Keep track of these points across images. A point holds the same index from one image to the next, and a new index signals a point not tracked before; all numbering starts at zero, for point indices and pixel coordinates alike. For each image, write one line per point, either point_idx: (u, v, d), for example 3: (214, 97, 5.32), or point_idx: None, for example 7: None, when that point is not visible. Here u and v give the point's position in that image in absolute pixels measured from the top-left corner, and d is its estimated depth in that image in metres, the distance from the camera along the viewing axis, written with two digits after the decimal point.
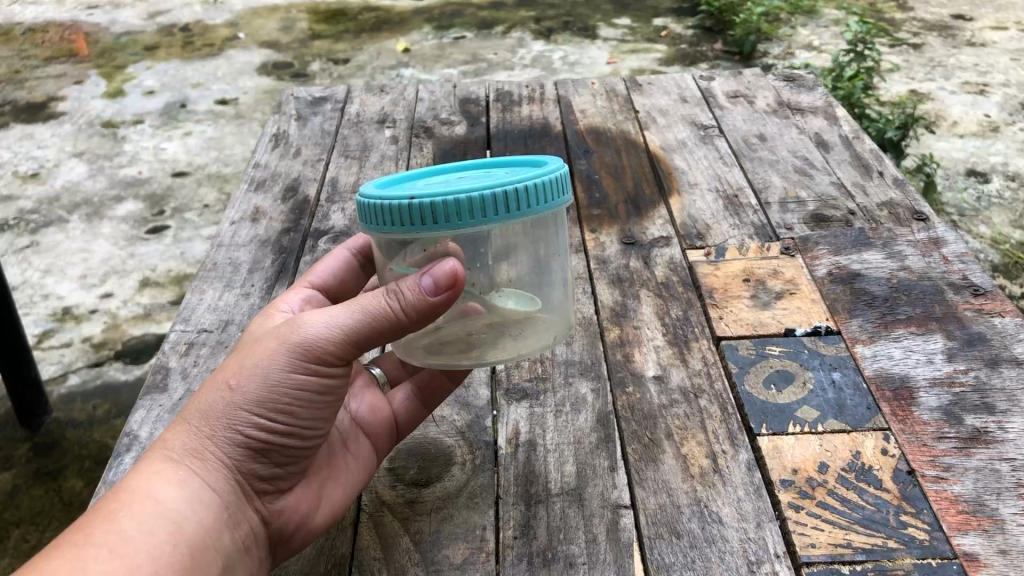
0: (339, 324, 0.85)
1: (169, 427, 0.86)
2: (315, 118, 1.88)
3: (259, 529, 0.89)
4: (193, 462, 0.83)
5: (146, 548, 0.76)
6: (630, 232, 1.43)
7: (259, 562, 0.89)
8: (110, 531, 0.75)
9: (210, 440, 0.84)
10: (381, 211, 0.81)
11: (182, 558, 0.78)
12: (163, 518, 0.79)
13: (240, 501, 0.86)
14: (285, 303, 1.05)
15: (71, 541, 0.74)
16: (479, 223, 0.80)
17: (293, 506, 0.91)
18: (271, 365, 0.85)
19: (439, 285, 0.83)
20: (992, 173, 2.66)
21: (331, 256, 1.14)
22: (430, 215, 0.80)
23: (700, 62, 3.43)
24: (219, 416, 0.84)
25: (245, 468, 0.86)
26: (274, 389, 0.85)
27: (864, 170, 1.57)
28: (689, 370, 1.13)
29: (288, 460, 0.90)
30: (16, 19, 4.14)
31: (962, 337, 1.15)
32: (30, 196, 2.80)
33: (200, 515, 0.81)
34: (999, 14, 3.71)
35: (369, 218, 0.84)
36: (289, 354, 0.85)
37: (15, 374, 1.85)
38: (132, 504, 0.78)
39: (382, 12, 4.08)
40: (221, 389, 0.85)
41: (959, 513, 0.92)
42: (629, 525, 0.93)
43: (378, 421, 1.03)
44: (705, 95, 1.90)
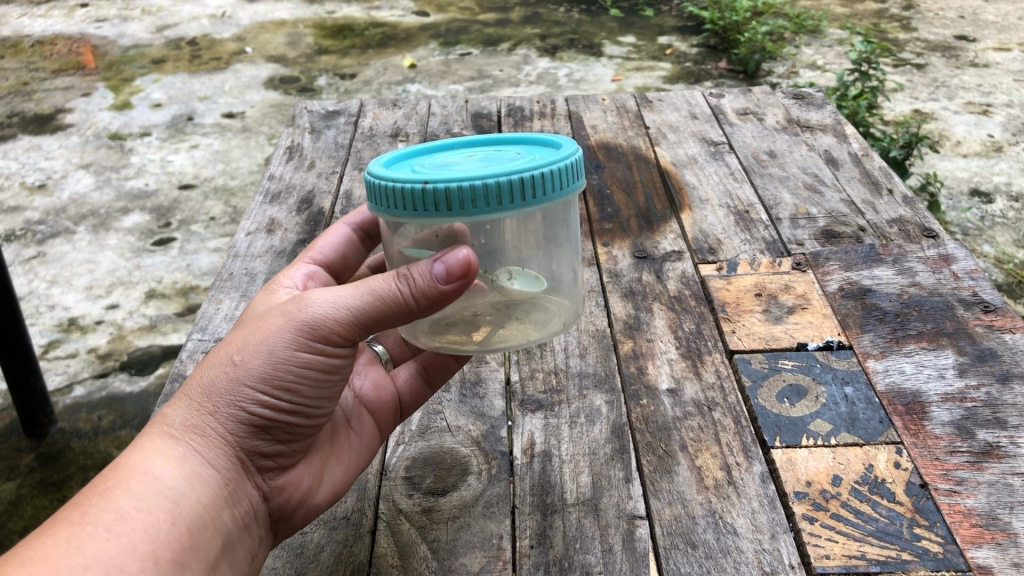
0: (346, 302, 0.85)
1: (169, 402, 0.87)
2: (329, 131, 1.89)
3: (259, 505, 0.90)
4: (193, 438, 0.84)
5: (143, 525, 0.76)
6: (642, 246, 1.44)
7: (257, 539, 0.90)
8: (106, 509, 0.75)
9: (212, 416, 0.85)
10: (395, 195, 0.82)
11: (180, 536, 0.78)
12: (160, 495, 0.79)
13: (240, 478, 0.87)
14: (290, 278, 1.06)
15: (67, 518, 0.74)
16: (492, 210, 0.81)
17: (293, 482, 0.93)
18: (276, 343, 0.86)
19: (449, 271, 0.83)
20: (995, 193, 2.67)
21: (330, 232, 1.15)
22: (444, 201, 0.80)
23: (705, 80, 3.46)
24: (222, 393, 0.85)
25: (245, 445, 0.87)
26: (278, 367, 0.85)
27: (873, 187, 1.58)
28: (702, 383, 1.14)
29: (288, 438, 0.91)
30: (24, 31, 4.16)
31: (973, 352, 1.16)
32: (37, 207, 2.81)
33: (199, 492, 0.82)
34: (1001, 36, 3.74)
35: (382, 202, 0.85)
36: (294, 332, 0.86)
37: (22, 383, 1.86)
38: (129, 481, 0.78)
39: (388, 28, 4.10)
40: (225, 365, 0.86)
41: (973, 526, 0.93)
42: (645, 535, 0.94)
43: (381, 398, 1.07)
44: (716, 111, 1.92)
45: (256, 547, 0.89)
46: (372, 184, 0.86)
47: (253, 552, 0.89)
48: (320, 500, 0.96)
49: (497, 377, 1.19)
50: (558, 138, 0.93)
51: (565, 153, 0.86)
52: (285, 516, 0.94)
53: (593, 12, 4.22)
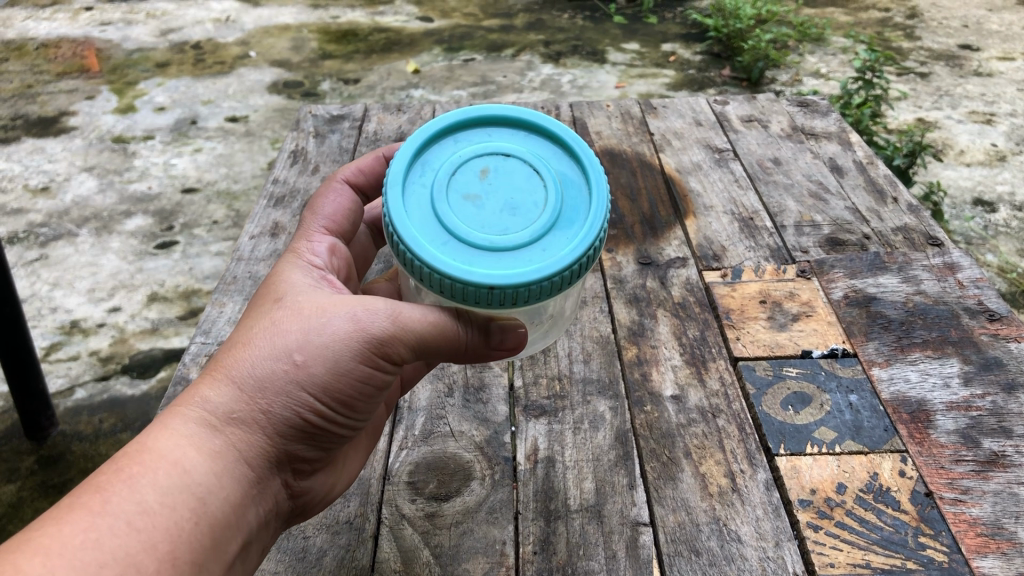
0: (410, 324, 0.85)
1: (210, 380, 0.84)
2: (333, 135, 1.89)
3: (283, 502, 0.90)
4: (231, 433, 0.82)
5: (168, 522, 0.74)
6: (646, 253, 1.44)
7: (273, 532, 0.91)
8: (131, 500, 0.73)
9: (258, 412, 0.83)
10: (445, 288, 0.81)
11: (202, 536, 0.77)
12: (189, 492, 0.77)
13: (272, 475, 0.87)
14: (315, 254, 0.99)
15: (88, 503, 0.71)
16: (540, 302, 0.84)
17: (318, 482, 0.94)
18: (336, 351, 0.84)
19: (507, 341, 0.91)
20: (999, 203, 2.67)
21: (329, 192, 1.08)
22: (499, 299, 0.82)
23: (708, 87, 3.47)
24: (277, 393, 0.83)
25: (282, 445, 0.86)
26: (333, 376, 0.85)
27: (878, 195, 1.58)
28: (706, 390, 1.13)
29: (326, 442, 0.91)
30: (29, 34, 4.17)
31: (978, 361, 1.15)
32: (41, 210, 2.81)
33: (229, 491, 0.81)
34: (1006, 45, 3.74)
35: (419, 274, 0.83)
36: (355, 344, 0.85)
37: (23, 386, 1.85)
38: (162, 470, 0.76)
39: (392, 33, 4.11)
40: (284, 362, 0.84)
41: (978, 535, 0.93)
42: (649, 542, 0.94)
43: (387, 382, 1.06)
44: (720, 118, 1.92)
45: (269, 538, 0.90)
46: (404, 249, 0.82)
47: (265, 545, 0.90)
48: (337, 491, 0.98)
49: (501, 382, 1.18)
50: (573, 138, 0.89)
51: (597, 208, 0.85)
52: (303, 509, 0.95)
53: (597, 19, 4.22)
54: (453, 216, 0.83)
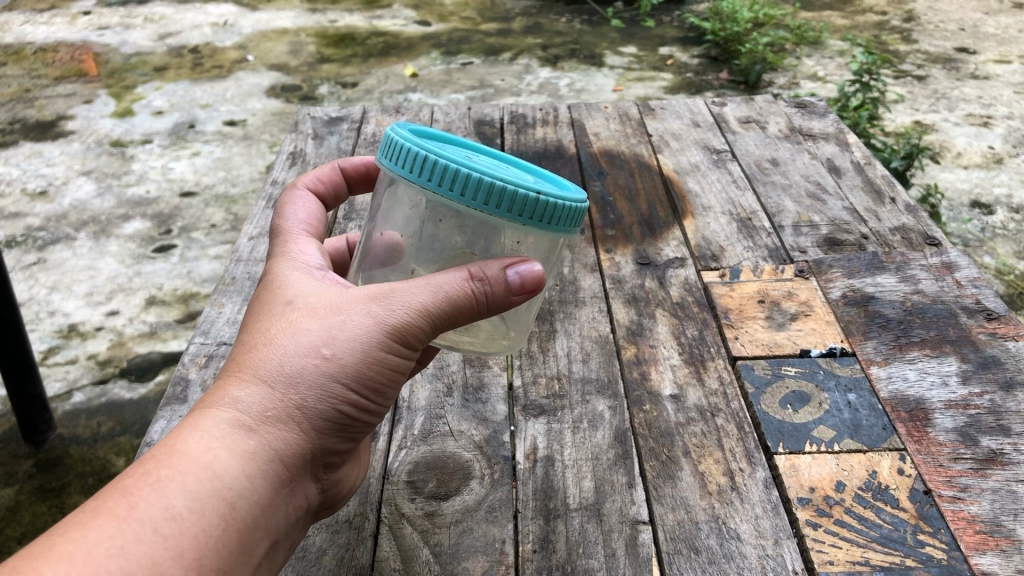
0: (435, 303, 0.85)
1: (238, 380, 0.83)
2: (332, 137, 1.89)
3: (314, 500, 0.89)
4: (266, 432, 0.81)
5: (198, 528, 0.73)
6: (645, 253, 1.44)
7: (301, 532, 0.90)
8: (160, 505, 0.72)
9: (293, 408, 0.82)
10: (495, 189, 0.79)
11: (230, 542, 0.75)
12: (222, 496, 0.76)
13: (305, 474, 0.86)
14: (308, 256, 0.97)
15: (114, 508, 0.70)
16: (553, 230, 0.83)
17: (345, 475, 0.93)
18: (366, 339, 0.84)
19: (525, 282, 0.86)
20: (996, 205, 2.67)
21: (294, 200, 1.08)
22: (511, 205, 0.79)
23: (706, 90, 3.47)
24: (310, 387, 0.83)
25: (316, 442, 0.85)
26: (363, 365, 0.84)
27: (876, 196, 1.58)
28: (705, 390, 1.14)
29: (356, 435, 0.90)
30: (27, 38, 4.17)
31: (976, 359, 1.16)
32: (38, 214, 2.81)
33: (261, 494, 0.79)
34: (1002, 48, 3.75)
35: (432, 178, 0.80)
36: (384, 332, 0.85)
37: (20, 389, 1.85)
38: (196, 473, 0.75)
39: (390, 37, 4.11)
40: (313, 356, 0.83)
41: (977, 533, 0.93)
42: (648, 541, 0.94)
43: None
44: (718, 119, 1.92)
45: (295, 539, 0.89)
46: (418, 153, 0.80)
47: (292, 545, 0.88)
48: (358, 478, 0.98)
49: (499, 382, 1.18)
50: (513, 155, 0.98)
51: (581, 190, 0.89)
52: (329, 506, 0.93)
53: (595, 23, 4.23)
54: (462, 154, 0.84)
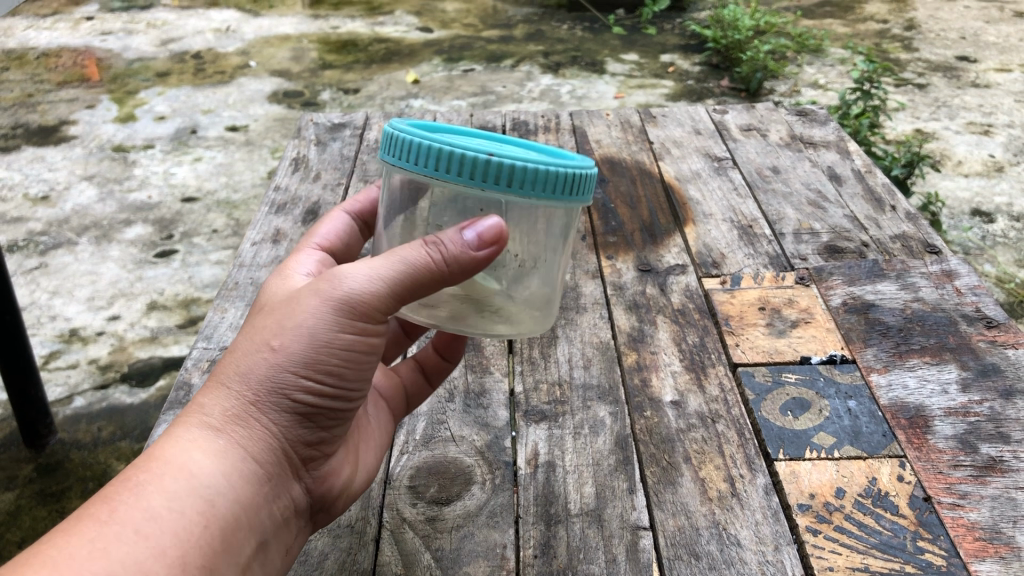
0: (387, 276, 0.82)
1: (207, 388, 0.85)
2: (334, 143, 1.90)
3: (302, 500, 0.90)
4: (234, 431, 0.82)
5: (176, 526, 0.74)
6: (646, 260, 1.44)
7: (294, 531, 0.90)
8: (136, 508, 0.73)
9: (254, 405, 0.83)
10: (481, 164, 0.78)
11: (212, 540, 0.77)
12: (199, 496, 0.77)
13: (283, 470, 0.86)
14: (301, 266, 1.01)
15: (94, 514, 0.72)
16: (553, 200, 0.82)
17: (334, 470, 0.93)
18: (315, 323, 0.83)
19: (483, 238, 0.80)
20: (997, 213, 2.68)
21: (329, 218, 1.11)
22: (517, 180, 0.79)
23: (707, 98, 3.48)
24: (265, 380, 0.83)
25: (287, 435, 0.85)
26: (319, 351, 0.83)
27: (876, 204, 1.59)
28: (706, 396, 1.14)
29: (331, 424, 0.89)
30: (30, 43, 4.18)
31: (976, 367, 1.16)
32: (40, 218, 2.82)
33: (240, 492, 0.81)
34: (1002, 57, 3.76)
35: (426, 162, 0.80)
36: (335, 313, 0.83)
37: (21, 394, 1.85)
38: (167, 478, 0.77)
39: (392, 43, 4.12)
40: (264, 351, 0.83)
41: (976, 540, 0.93)
42: (648, 546, 0.94)
43: (389, 385, 1.08)
44: (719, 127, 1.93)
45: (291, 539, 0.89)
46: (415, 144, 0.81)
47: (288, 546, 0.89)
48: (357, 486, 0.97)
49: (501, 388, 1.19)
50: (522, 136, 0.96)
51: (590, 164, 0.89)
52: (323, 505, 0.93)
53: (597, 30, 4.24)
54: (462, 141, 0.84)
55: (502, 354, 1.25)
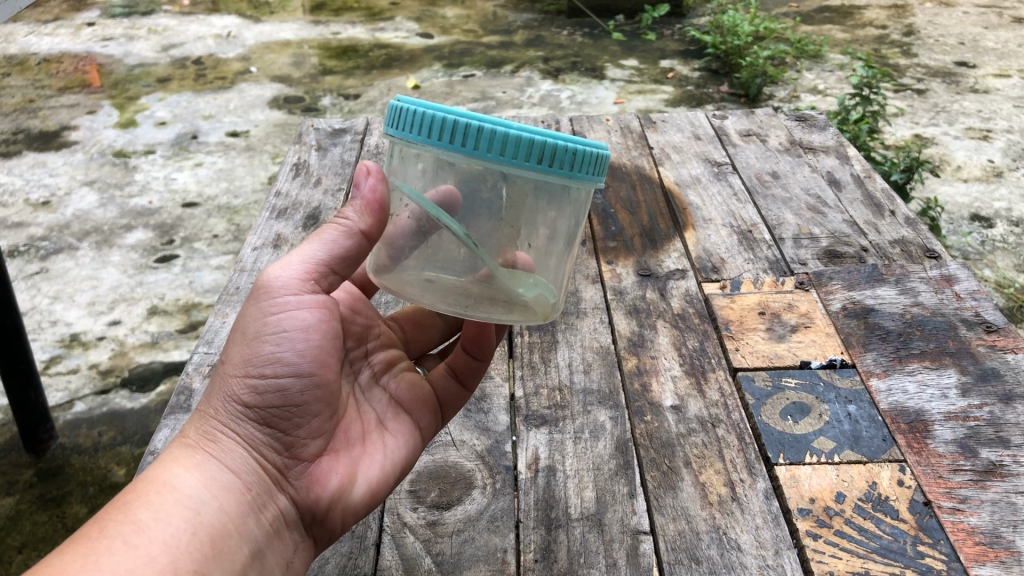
0: (312, 259, 0.92)
1: (187, 420, 0.92)
2: (335, 149, 1.91)
3: (292, 511, 0.92)
4: (205, 446, 0.88)
5: (161, 535, 0.78)
6: (646, 265, 1.45)
7: (291, 545, 0.91)
8: (126, 522, 0.78)
9: (216, 417, 0.89)
10: (490, 135, 0.81)
11: (202, 546, 0.80)
12: (182, 505, 0.82)
13: (262, 478, 0.89)
14: None
15: (86, 533, 0.77)
16: (563, 173, 0.85)
17: (322, 476, 0.93)
18: (249, 320, 0.91)
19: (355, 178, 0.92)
20: (996, 218, 2.68)
21: None
22: (494, 145, 0.82)
23: (706, 103, 3.48)
24: (219, 390, 0.90)
25: (252, 439, 0.90)
26: (254, 339, 0.90)
27: (875, 209, 1.59)
28: (706, 401, 1.14)
29: (300, 423, 0.92)
30: (31, 49, 4.19)
31: (976, 371, 1.16)
32: (41, 223, 2.82)
33: (224, 502, 0.85)
34: (1001, 62, 3.77)
35: (439, 136, 0.83)
36: (260, 305, 0.91)
37: (22, 398, 1.85)
38: (148, 493, 0.82)
39: (392, 49, 4.13)
40: (219, 368, 0.91)
41: (976, 544, 0.93)
42: (649, 551, 0.95)
43: (416, 396, 1.06)
44: (719, 132, 1.93)
45: (290, 553, 0.90)
46: (407, 108, 0.85)
47: (287, 559, 0.90)
48: (359, 500, 0.94)
49: (501, 393, 1.19)
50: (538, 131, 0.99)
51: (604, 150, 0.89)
52: (317, 517, 0.93)
53: (596, 36, 4.26)
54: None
55: (502, 358, 1.25)
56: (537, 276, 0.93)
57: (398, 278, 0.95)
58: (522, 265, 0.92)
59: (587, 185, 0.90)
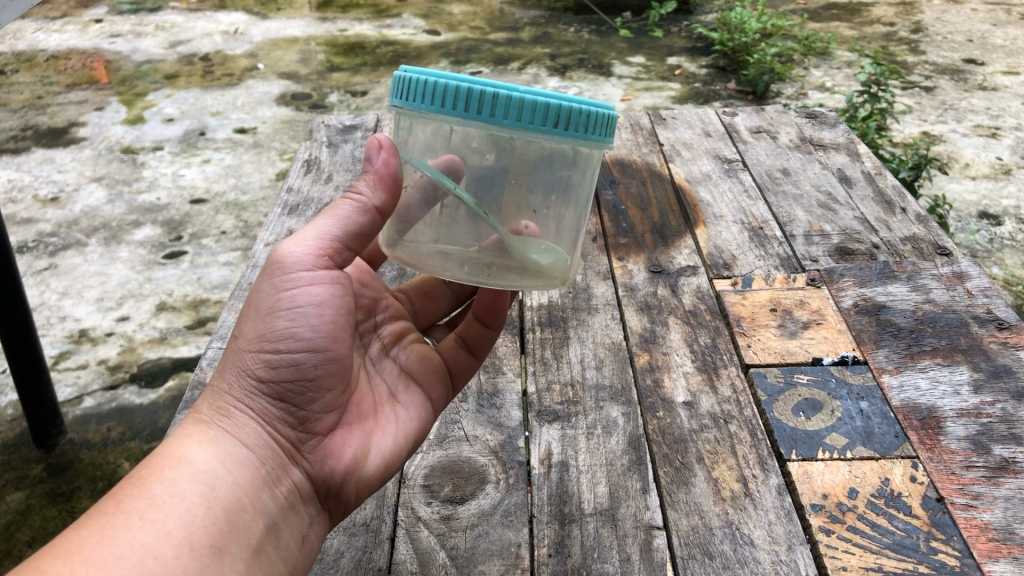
0: (325, 234, 0.92)
1: (200, 396, 0.92)
2: (346, 145, 1.91)
3: (306, 485, 0.92)
4: (218, 420, 0.88)
5: (175, 509, 0.79)
6: (657, 261, 1.45)
7: (307, 519, 0.91)
8: (140, 497, 0.79)
9: (227, 393, 0.90)
10: (505, 100, 0.82)
11: (216, 520, 0.81)
12: (196, 479, 0.83)
13: (276, 452, 0.90)
14: None
15: (102, 509, 0.78)
16: (580, 135, 0.85)
17: (335, 450, 0.94)
18: (262, 295, 0.92)
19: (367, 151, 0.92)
20: (1004, 216, 2.68)
21: None
22: (511, 111, 0.82)
23: (714, 100, 3.48)
24: (232, 367, 0.90)
25: (264, 412, 0.90)
26: (267, 315, 0.90)
27: (886, 206, 1.59)
28: (718, 397, 1.14)
29: (312, 397, 0.92)
30: (40, 45, 4.20)
31: (988, 368, 1.17)
32: (50, 219, 2.83)
33: (238, 476, 0.86)
34: (1010, 59, 3.76)
35: (455, 105, 0.82)
36: (273, 280, 0.92)
37: (31, 393, 1.86)
38: (161, 468, 0.83)
39: (399, 46, 4.13)
40: (231, 343, 0.92)
41: (990, 540, 0.93)
42: (662, 546, 0.95)
43: (427, 366, 1.08)
44: (729, 129, 1.93)
45: (306, 527, 0.91)
46: (415, 80, 0.85)
47: (304, 533, 0.90)
48: (373, 471, 0.96)
49: (514, 388, 1.19)
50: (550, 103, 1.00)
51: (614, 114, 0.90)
52: (332, 491, 0.94)
53: (603, 33, 4.25)
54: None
55: (514, 353, 1.26)
56: (549, 242, 0.94)
57: (412, 249, 0.95)
58: (530, 234, 0.93)
59: (602, 148, 0.90)
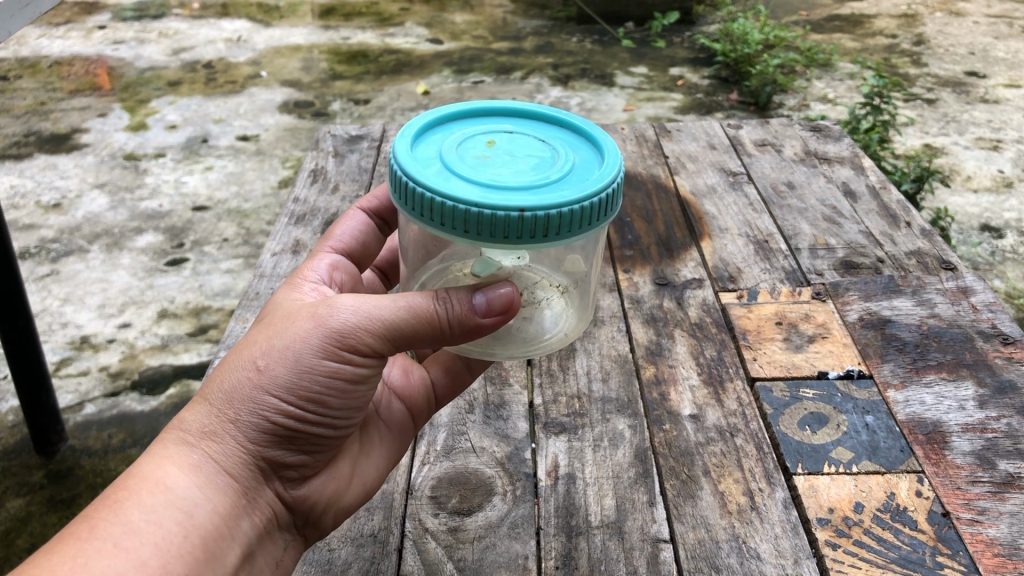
0: (377, 315, 0.83)
1: (192, 402, 0.86)
2: (352, 155, 1.92)
3: (284, 513, 0.92)
4: (210, 447, 0.84)
5: (154, 540, 0.76)
6: (662, 274, 1.46)
7: (282, 544, 0.92)
8: (115, 523, 0.75)
9: (230, 424, 0.84)
10: (499, 222, 0.73)
11: (193, 550, 0.79)
12: (175, 507, 0.80)
13: (262, 484, 0.88)
14: (314, 270, 1.02)
15: (76, 532, 0.74)
16: (580, 234, 0.77)
17: (321, 488, 0.94)
18: (303, 349, 0.84)
19: (492, 307, 0.84)
20: (1006, 229, 2.69)
21: (347, 218, 1.13)
22: (509, 230, 0.74)
23: (716, 111, 3.49)
24: (243, 401, 0.84)
25: (262, 451, 0.86)
26: (296, 369, 0.83)
27: (891, 220, 1.60)
28: (724, 410, 1.15)
29: (310, 447, 0.90)
30: (43, 52, 4.20)
31: (993, 383, 1.17)
32: (52, 225, 2.84)
33: (221, 504, 0.83)
34: (1012, 72, 3.78)
35: (454, 224, 0.75)
36: (316, 338, 0.84)
37: (32, 400, 1.86)
38: (142, 492, 0.79)
39: (402, 55, 4.15)
40: (248, 369, 0.84)
41: (995, 555, 0.94)
42: (669, 558, 0.95)
43: (411, 388, 1.07)
44: (734, 142, 1.94)
45: (279, 552, 0.92)
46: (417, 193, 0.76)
47: (277, 558, 0.91)
48: (350, 501, 0.98)
49: (520, 400, 1.20)
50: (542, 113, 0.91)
51: (613, 148, 0.84)
52: (311, 519, 0.95)
53: (606, 43, 4.27)
54: (464, 165, 0.80)
55: (520, 365, 1.26)
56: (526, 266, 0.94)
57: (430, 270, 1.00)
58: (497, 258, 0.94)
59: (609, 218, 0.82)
